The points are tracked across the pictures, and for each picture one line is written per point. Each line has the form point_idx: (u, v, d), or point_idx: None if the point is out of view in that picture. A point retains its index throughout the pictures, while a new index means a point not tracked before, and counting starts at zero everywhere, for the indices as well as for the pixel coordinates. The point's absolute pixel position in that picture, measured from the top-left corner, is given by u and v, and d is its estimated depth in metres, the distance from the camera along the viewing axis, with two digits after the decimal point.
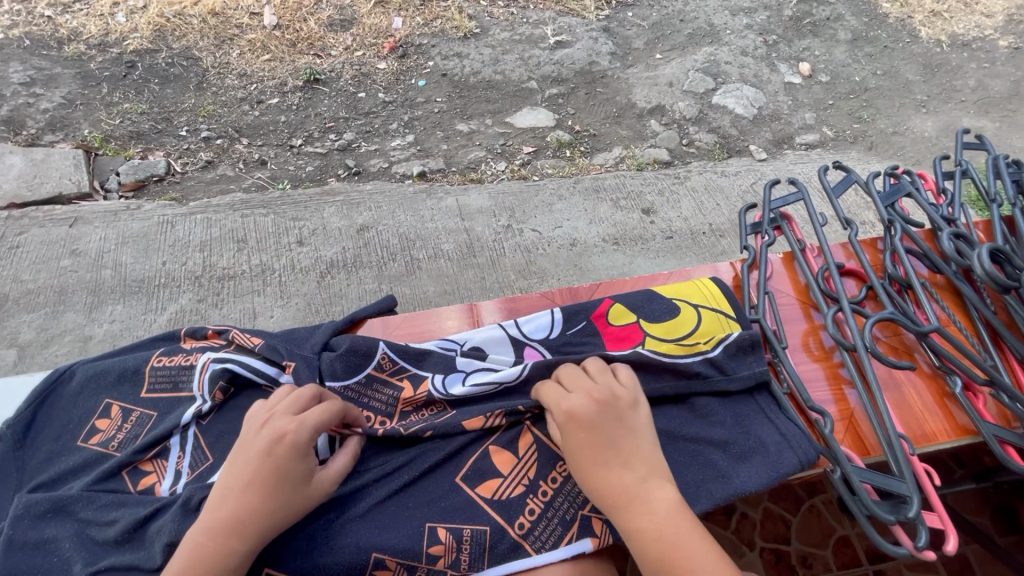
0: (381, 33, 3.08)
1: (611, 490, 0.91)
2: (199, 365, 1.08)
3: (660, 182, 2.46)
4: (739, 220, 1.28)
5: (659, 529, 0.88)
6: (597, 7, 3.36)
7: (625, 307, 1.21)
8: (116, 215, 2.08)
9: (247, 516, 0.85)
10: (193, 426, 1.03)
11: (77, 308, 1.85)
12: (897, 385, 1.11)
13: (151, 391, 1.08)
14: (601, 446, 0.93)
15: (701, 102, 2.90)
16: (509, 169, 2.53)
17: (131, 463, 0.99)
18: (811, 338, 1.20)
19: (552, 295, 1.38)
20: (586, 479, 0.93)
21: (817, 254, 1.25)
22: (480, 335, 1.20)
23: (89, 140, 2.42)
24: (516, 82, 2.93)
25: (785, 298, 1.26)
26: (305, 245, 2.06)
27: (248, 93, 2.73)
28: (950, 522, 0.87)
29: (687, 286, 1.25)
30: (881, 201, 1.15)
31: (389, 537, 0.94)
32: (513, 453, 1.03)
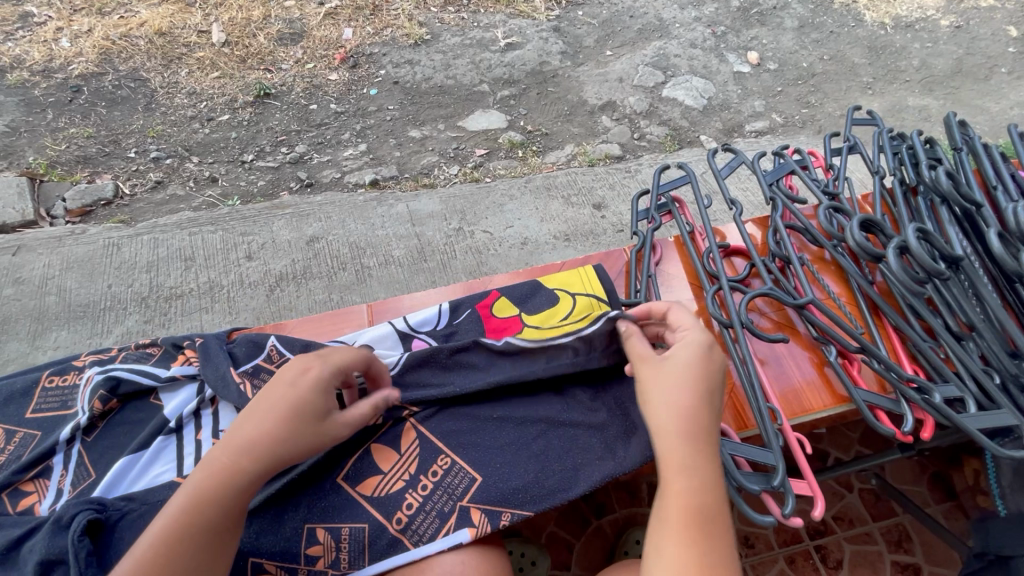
0: (331, 44, 3.08)
1: (689, 430, 0.88)
2: (85, 380, 1.05)
3: (611, 176, 2.48)
4: (631, 206, 1.31)
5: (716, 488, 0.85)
6: (548, 8, 3.40)
7: (509, 301, 1.23)
8: (60, 240, 2.06)
9: (269, 446, 0.87)
10: (77, 442, 0.99)
11: (21, 337, 1.83)
12: (779, 358, 1.17)
13: (37, 412, 1.04)
14: (703, 384, 0.92)
15: (651, 95, 2.93)
16: (461, 172, 2.55)
17: (12, 484, 0.94)
18: (699, 317, 1.23)
19: (449, 290, 1.38)
20: (667, 401, 0.90)
21: (705, 237, 1.31)
22: (368, 333, 1.18)
23: (34, 167, 2.38)
24: (467, 85, 2.94)
25: (675, 281, 1.30)
26: (254, 260, 2.06)
27: (198, 112, 2.72)
28: (817, 488, 0.94)
29: (569, 275, 1.27)
30: (766, 179, 1.24)
31: (266, 541, 0.95)
32: (395, 449, 1.04)
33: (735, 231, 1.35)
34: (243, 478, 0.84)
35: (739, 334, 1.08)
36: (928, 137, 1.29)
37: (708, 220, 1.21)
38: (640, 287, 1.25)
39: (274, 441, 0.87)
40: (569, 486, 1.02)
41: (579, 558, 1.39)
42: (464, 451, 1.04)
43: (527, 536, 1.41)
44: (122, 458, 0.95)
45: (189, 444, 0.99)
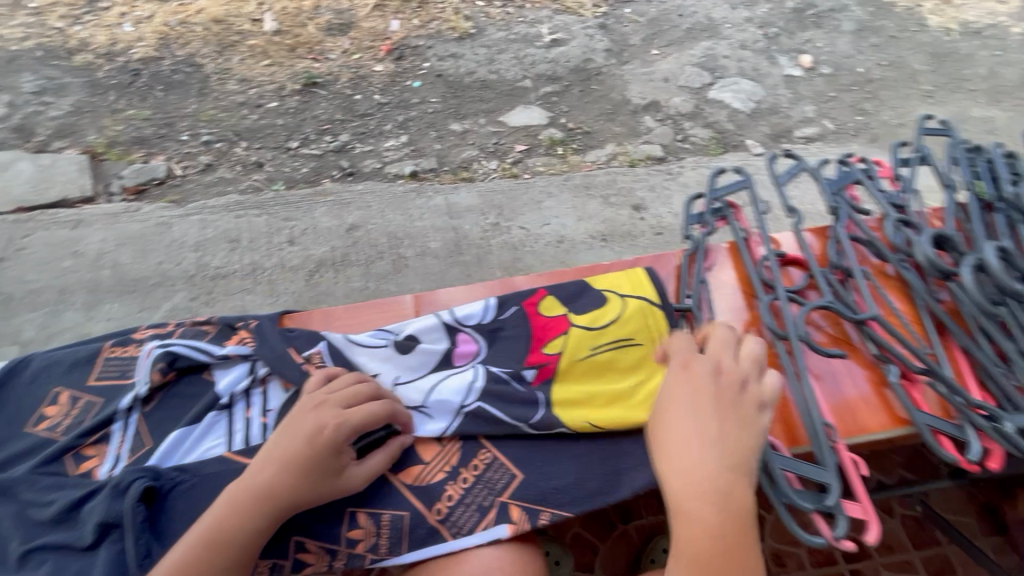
0: (378, 36, 3.12)
1: (693, 468, 0.85)
2: (144, 353, 1.07)
3: (652, 178, 2.45)
4: (685, 209, 1.30)
5: (723, 531, 0.82)
6: (595, 5, 3.36)
7: (556, 300, 1.17)
8: (116, 217, 2.16)
9: (275, 493, 0.87)
10: (136, 412, 1.03)
11: (76, 307, 1.91)
12: (834, 374, 1.12)
13: (99, 379, 1.09)
14: (712, 414, 0.89)
15: (697, 96, 2.87)
16: (500, 168, 2.55)
17: (73, 447, 0.99)
18: (750, 327, 1.20)
19: (492, 286, 1.37)
20: (688, 445, 0.87)
21: (760, 244, 1.28)
22: (415, 323, 1.13)
23: (94, 146, 2.49)
24: (510, 81, 2.94)
25: (726, 287, 1.26)
26: (295, 245, 2.11)
27: (248, 98, 2.79)
28: (872, 512, 0.90)
29: (617, 278, 1.21)
30: (828, 189, 1.23)
31: (311, 520, 0.97)
32: (437, 441, 1.05)
33: (791, 240, 1.31)
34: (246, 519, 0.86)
35: (794, 346, 1.05)
36: (1007, 153, 1.23)
37: (767, 227, 1.19)
38: (690, 293, 1.23)
39: (282, 492, 0.87)
40: (611, 489, 1.03)
41: (603, 560, 1.38)
42: (507, 448, 1.04)
43: (551, 535, 1.41)
44: (177, 429, 0.99)
45: (239, 421, 1.01)
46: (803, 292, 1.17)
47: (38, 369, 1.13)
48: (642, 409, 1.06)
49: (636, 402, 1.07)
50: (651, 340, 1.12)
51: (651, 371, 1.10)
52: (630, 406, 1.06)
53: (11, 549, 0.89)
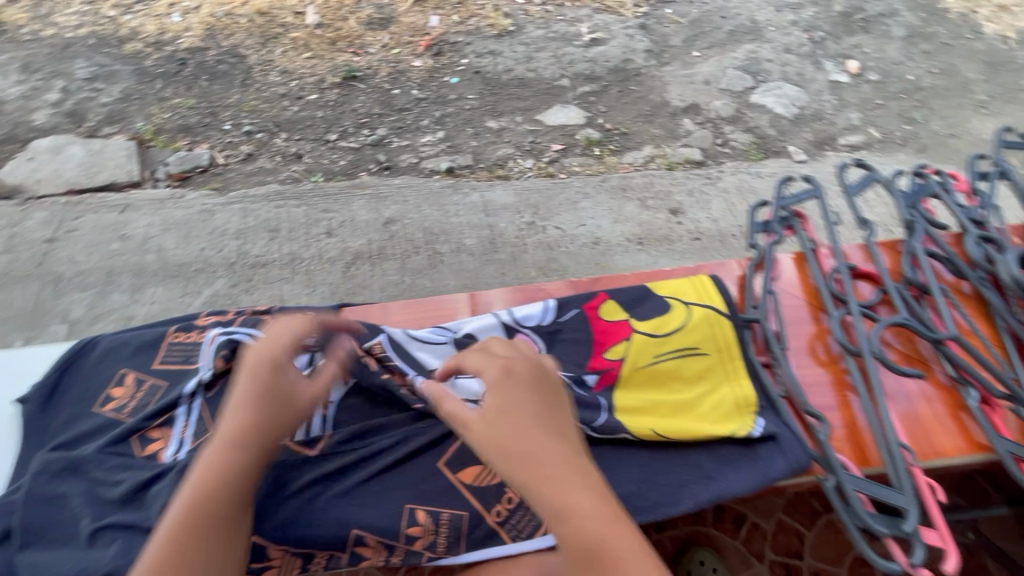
0: (417, 31, 3.14)
1: (548, 468, 0.82)
2: (207, 340, 1.11)
3: (690, 182, 2.41)
4: (748, 217, 1.28)
5: (597, 513, 0.80)
6: (635, 4, 3.32)
7: (617, 305, 1.15)
8: (162, 203, 2.22)
9: (232, 452, 0.86)
10: (199, 398, 1.04)
11: (122, 289, 1.97)
12: (906, 395, 1.09)
13: (163, 363, 1.12)
14: (527, 404, 0.87)
15: (738, 100, 2.81)
16: (536, 166, 2.53)
17: (140, 429, 1.02)
18: (816, 341, 1.17)
19: (551, 287, 1.32)
20: (530, 445, 0.84)
21: (828, 255, 1.25)
22: (474, 322, 1.15)
23: (142, 133, 2.55)
24: (548, 79, 2.92)
25: (791, 299, 1.23)
26: (333, 236, 2.13)
27: (289, 90, 2.83)
28: (951, 541, 0.86)
29: (682, 284, 1.18)
30: (903, 202, 1.20)
31: (372, 513, 0.97)
32: None
33: (859, 253, 1.27)
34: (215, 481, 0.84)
35: (867, 363, 1.03)
36: None
37: (838, 239, 1.16)
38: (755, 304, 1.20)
39: (236, 452, 0.86)
40: (672, 501, 0.99)
41: None
42: None
43: None
44: None
45: None
46: (874, 307, 1.14)
47: (102, 351, 1.15)
48: (706, 422, 1.03)
49: (699, 414, 1.04)
50: (717, 352, 1.10)
51: (716, 384, 1.07)
52: (693, 417, 1.04)
53: (82, 527, 0.91)
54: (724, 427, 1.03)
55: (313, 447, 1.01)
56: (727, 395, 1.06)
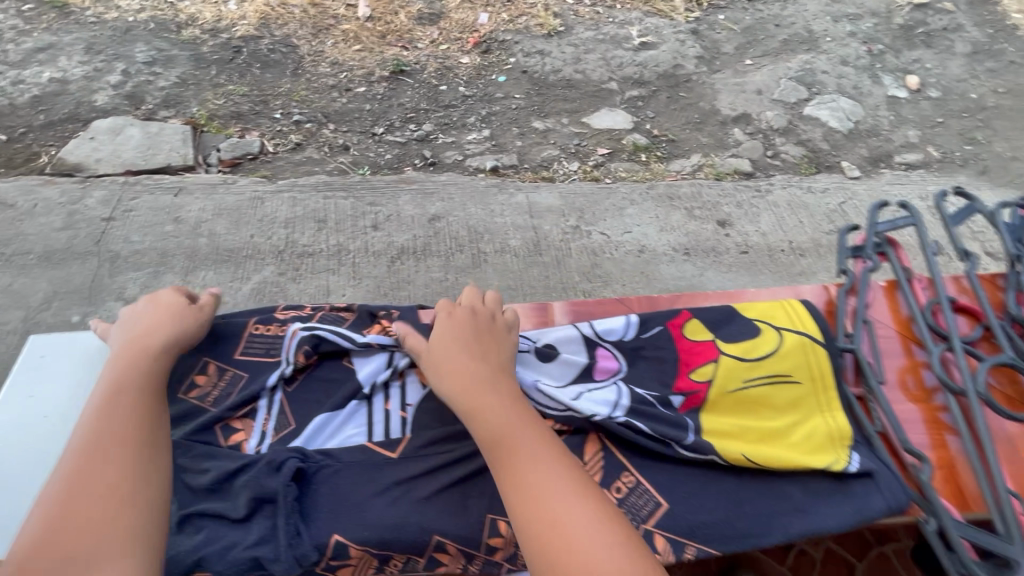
0: (466, 28, 3.14)
1: (467, 378, 0.94)
2: (289, 333, 1.11)
3: (739, 194, 2.37)
4: (840, 240, 1.27)
5: (505, 410, 0.90)
6: (687, 9, 3.27)
7: (702, 324, 1.12)
8: (214, 187, 2.27)
9: (140, 370, 0.97)
10: (278, 391, 1.05)
11: (176, 271, 2.02)
12: (1007, 436, 1.09)
13: (245, 354, 1.11)
14: (452, 329, 1.00)
15: (791, 112, 2.75)
16: (581, 170, 2.50)
17: (222, 419, 1.01)
18: (910, 375, 1.15)
19: (631, 303, 1.30)
20: (455, 361, 0.96)
21: (924, 286, 1.23)
22: (555, 332, 1.11)
23: (197, 117, 2.60)
24: (595, 82, 2.89)
25: (884, 328, 1.22)
26: (379, 230, 2.15)
27: (338, 81, 2.86)
28: None
29: (772, 307, 1.14)
30: (1008, 236, 1.19)
31: (453, 521, 0.92)
32: (579, 456, 0.99)
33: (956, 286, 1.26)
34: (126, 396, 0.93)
35: (971, 403, 1.01)
36: None
37: (939, 270, 1.15)
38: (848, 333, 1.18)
39: (141, 372, 0.97)
40: (762, 532, 0.96)
41: None
42: (652, 474, 0.98)
43: None
44: (320, 414, 1.02)
45: (378, 413, 1.03)
46: (974, 344, 1.14)
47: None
48: (799, 452, 1.01)
49: (791, 443, 1.01)
50: (810, 381, 1.06)
51: (809, 414, 1.05)
52: (785, 446, 1.01)
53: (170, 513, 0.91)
54: (818, 459, 1.00)
55: (393, 450, 0.98)
56: (819, 425, 1.03)
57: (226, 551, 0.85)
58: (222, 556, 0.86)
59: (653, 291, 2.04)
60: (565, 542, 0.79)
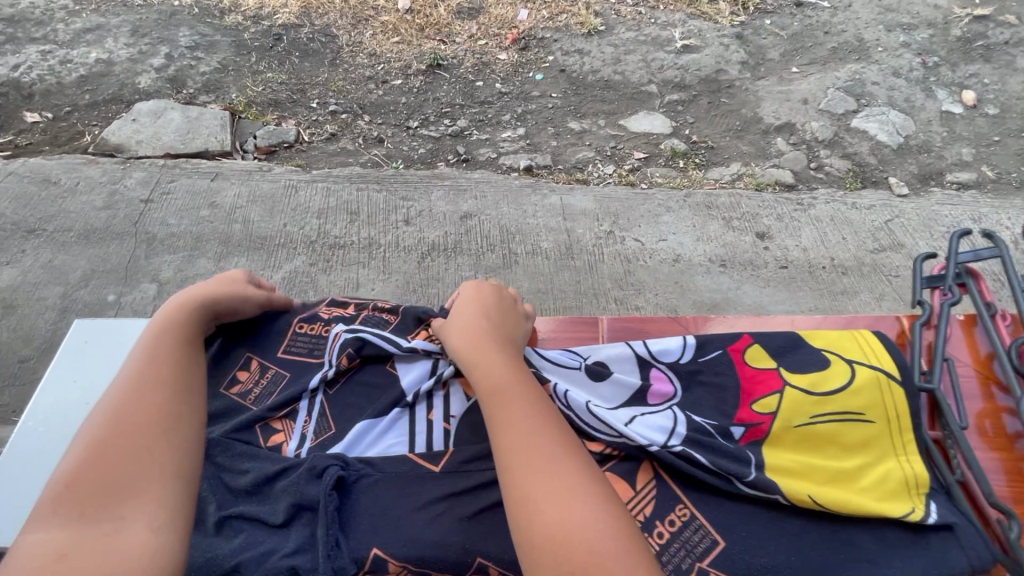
0: (505, 24, 3.10)
1: (479, 339, 0.98)
2: (332, 336, 1.13)
3: (780, 207, 2.31)
4: (914, 268, 1.20)
5: (508, 367, 0.92)
6: (733, 12, 3.18)
7: (765, 352, 1.07)
8: (250, 174, 2.28)
9: (174, 319, 1.00)
10: (320, 393, 1.06)
11: (209, 256, 2.03)
12: None
13: (287, 352, 1.13)
14: (474, 302, 1.07)
15: (838, 123, 2.65)
16: (617, 173, 2.44)
17: (263, 419, 1.01)
18: (990, 420, 1.11)
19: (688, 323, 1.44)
20: (469, 324, 1.01)
21: (1009, 321, 1.15)
22: (607, 350, 1.13)
23: (235, 104, 2.61)
24: (635, 84, 2.83)
25: (961, 367, 1.18)
26: (411, 225, 2.14)
27: (375, 73, 2.85)
28: None
29: (843, 338, 1.08)
30: None
31: (496, 542, 0.87)
32: (631, 484, 0.95)
33: None
34: (161, 342, 0.96)
35: None
36: None
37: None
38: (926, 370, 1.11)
39: (177, 335, 0.98)
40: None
41: None
42: (708, 509, 0.92)
43: None
44: (362, 420, 1.00)
45: (421, 423, 1.01)
46: None
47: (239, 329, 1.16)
48: (871, 499, 0.92)
49: (863, 489, 0.93)
50: (885, 421, 0.98)
51: (881, 456, 0.97)
52: (856, 492, 0.93)
53: (209, 513, 0.90)
54: (893, 507, 0.92)
55: (437, 463, 0.95)
56: (893, 470, 0.95)
57: (262, 558, 0.84)
58: (257, 563, 0.84)
59: (687, 303, 1.99)
60: (540, 493, 0.76)
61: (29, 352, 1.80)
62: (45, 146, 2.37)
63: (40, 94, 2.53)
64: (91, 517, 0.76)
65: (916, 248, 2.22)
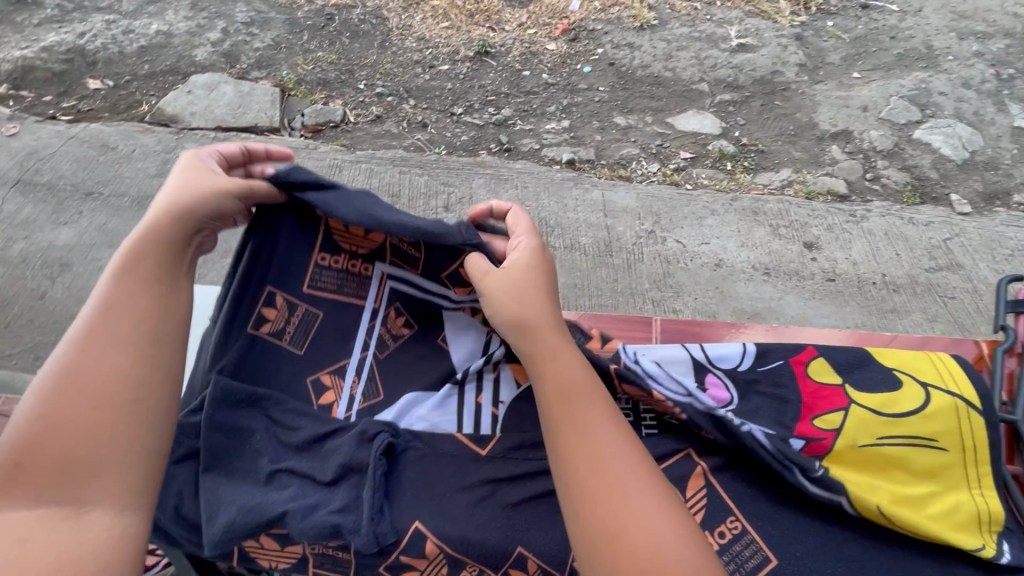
0: (556, 14, 3.06)
1: (543, 327, 0.87)
2: (375, 277, 1.03)
3: (831, 217, 2.22)
4: (998, 290, 1.11)
5: (578, 367, 0.84)
6: (793, 12, 3.05)
7: (831, 365, 1.02)
8: (297, 151, 2.32)
9: (133, 263, 0.86)
10: (370, 355, 1.02)
11: None
12: None
13: (313, 287, 1.01)
14: (528, 268, 0.92)
15: (899, 133, 2.53)
16: (661, 172, 2.38)
17: (314, 373, 1.00)
18: None
19: (755, 331, 1.54)
20: (528, 303, 0.88)
21: None
22: (660, 351, 1.09)
23: (286, 81, 2.65)
24: (685, 81, 2.76)
25: None
26: (450, 212, 2.14)
27: (423, 57, 2.84)
28: None
29: (916, 357, 1.02)
30: None
31: (539, 533, 0.87)
32: (680, 491, 0.91)
33: None
34: (126, 287, 0.84)
35: None
36: None
37: None
38: (1006, 400, 1.04)
39: (132, 290, 0.84)
40: None
41: None
42: (759, 520, 0.89)
43: None
44: (410, 392, 1.00)
45: (469, 403, 0.98)
46: None
47: (254, 253, 0.99)
48: (936, 529, 0.88)
49: (928, 518, 0.88)
50: (960, 451, 0.92)
51: (952, 485, 0.91)
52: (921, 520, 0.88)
53: (261, 466, 0.91)
54: (959, 540, 0.87)
55: (483, 446, 0.94)
56: (962, 503, 0.90)
57: (308, 511, 0.85)
58: (304, 515, 0.84)
59: (727, 310, 1.94)
60: (625, 516, 0.73)
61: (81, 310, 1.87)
62: (105, 113, 2.45)
63: (102, 62, 2.61)
64: (49, 493, 0.72)
65: (975, 269, 2.12)
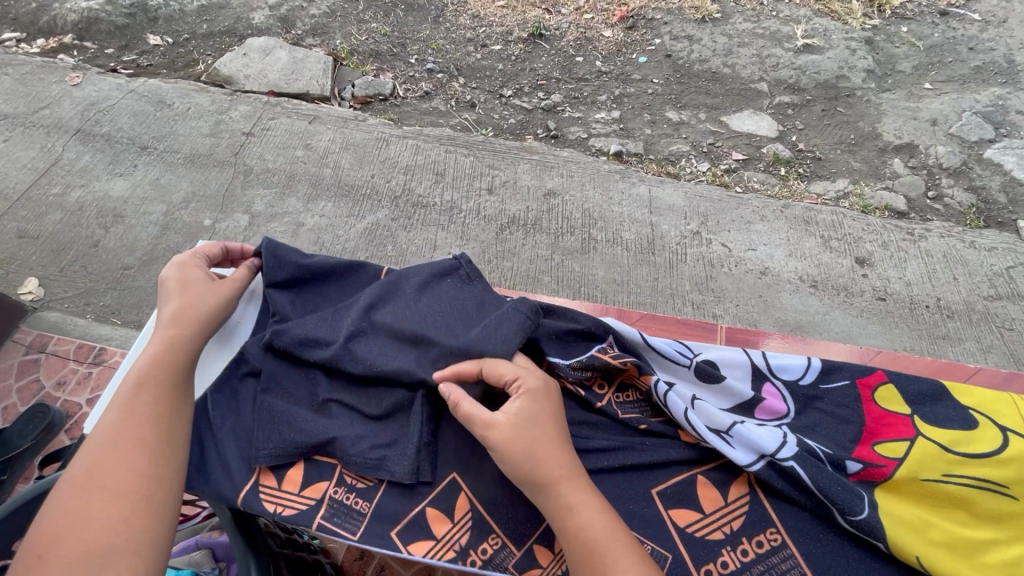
0: (615, 1, 2.98)
1: (558, 476, 0.83)
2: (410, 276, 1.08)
3: (887, 234, 2.13)
4: None
5: (593, 505, 0.82)
6: (865, 14, 2.90)
7: (899, 394, 1.00)
8: (346, 122, 2.33)
9: (182, 314, 0.98)
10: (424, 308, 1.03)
11: (298, 196, 2.10)
12: None
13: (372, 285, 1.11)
14: (535, 406, 0.88)
15: (968, 151, 2.40)
16: (710, 172, 2.30)
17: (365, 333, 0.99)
18: None
19: (812, 347, 1.56)
20: (539, 449, 0.84)
21: None
22: (717, 351, 1.11)
23: (338, 50, 2.65)
24: (744, 79, 2.66)
25: None
26: (493, 194, 2.13)
27: (476, 36, 2.80)
28: None
29: (992, 400, 1.00)
30: None
31: None
32: (722, 494, 0.92)
33: None
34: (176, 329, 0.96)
35: None
36: None
37: None
38: None
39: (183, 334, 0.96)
40: None
41: None
42: (793, 529, 0.89)
43: None
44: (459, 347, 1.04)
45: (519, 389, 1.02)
46: None
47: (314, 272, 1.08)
48: None
49: (983, 565, 0.84)
50: None
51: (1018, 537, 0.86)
52: (974, 565, 0.84)
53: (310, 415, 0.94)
54: None
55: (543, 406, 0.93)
56: None
57: None
58: (352, 443, 0.93)
59: (768, 320, 1.88)
60: None
61: (130, 262, 1.93)
62: (162, 69, 2.49)
63: (163, 19, 2.64)
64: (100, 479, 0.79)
65: None
